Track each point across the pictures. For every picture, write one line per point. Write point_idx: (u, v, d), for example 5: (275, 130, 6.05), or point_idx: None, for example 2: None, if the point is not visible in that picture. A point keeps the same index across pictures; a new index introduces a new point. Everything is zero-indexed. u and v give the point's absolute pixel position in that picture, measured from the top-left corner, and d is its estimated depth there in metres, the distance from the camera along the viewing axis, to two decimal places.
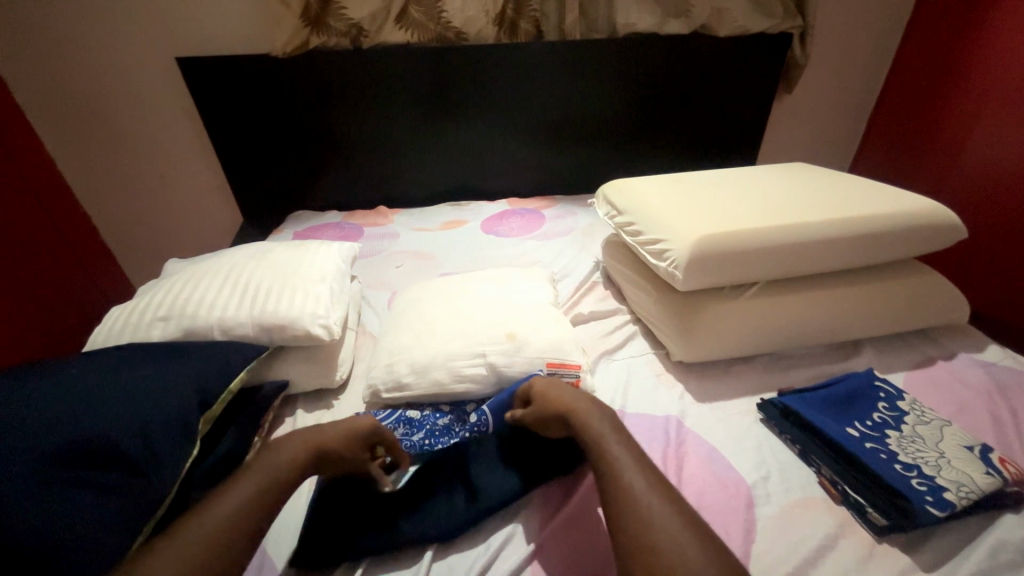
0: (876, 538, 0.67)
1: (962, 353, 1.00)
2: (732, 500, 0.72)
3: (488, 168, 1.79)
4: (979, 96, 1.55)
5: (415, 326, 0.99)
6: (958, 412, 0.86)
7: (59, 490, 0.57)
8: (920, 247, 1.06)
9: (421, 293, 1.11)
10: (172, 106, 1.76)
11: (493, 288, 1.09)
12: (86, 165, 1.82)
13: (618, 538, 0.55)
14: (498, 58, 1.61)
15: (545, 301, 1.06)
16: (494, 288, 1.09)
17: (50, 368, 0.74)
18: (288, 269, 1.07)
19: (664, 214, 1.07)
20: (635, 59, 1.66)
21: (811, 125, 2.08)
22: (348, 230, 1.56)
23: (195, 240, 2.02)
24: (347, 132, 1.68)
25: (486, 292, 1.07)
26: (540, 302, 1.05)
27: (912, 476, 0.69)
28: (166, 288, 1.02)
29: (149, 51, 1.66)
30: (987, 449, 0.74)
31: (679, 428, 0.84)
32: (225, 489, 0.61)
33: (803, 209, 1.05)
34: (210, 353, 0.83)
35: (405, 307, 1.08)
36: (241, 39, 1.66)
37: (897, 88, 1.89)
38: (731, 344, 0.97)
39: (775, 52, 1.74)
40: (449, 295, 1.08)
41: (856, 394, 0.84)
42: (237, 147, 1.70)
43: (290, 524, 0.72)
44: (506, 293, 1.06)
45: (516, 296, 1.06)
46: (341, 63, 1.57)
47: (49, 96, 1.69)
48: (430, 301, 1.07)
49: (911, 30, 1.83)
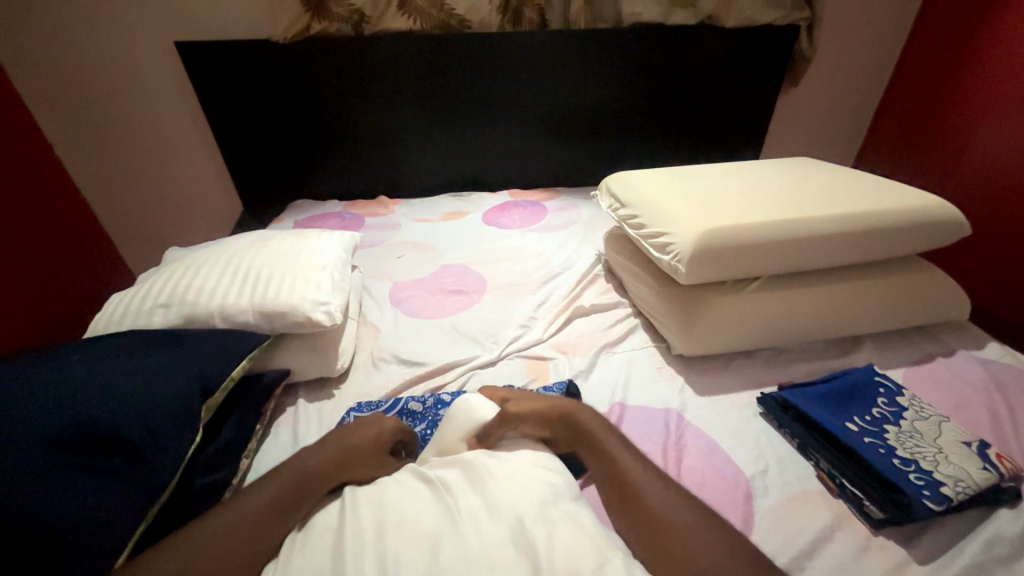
0: (872, 531, 0.68)
1: (961, 350, 1.01)
2: (731, 492, 0.73)
3: (491, 158, 1.78)
4: (987, 93, 1.54)
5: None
6: (957, 408, 0.87)
7: (63, 478, 0.58)
8: (924, 244, 1.05)
9: (395, 496, 0.61)
10: (172, 91, 1.74)
11: (537, 495, 0.61)
12: (83, 151, 1.80)
13: (640, 529, 0.60)
14: (501, 45, 1.59)
15: (614, 549, 0.55)
16: (553, 503, 0.60)
17: (50, 355, 0.74)
18: (289, 257, 1.07)
19: (667, 208, 1.07)
20: (641, 48, 1.64)
21: (816, 119, 2.06)
22: (348, 220, 1.55)
23: (194, 228, 2.01)
24: (348, 121, 1.66)
25: (526, 497, 0.60)
26: (588, 559, 0.53)
27: (910, 471, 0.70)
28: (167, 275, 1.02)
29: (148, 36, 1.64)
30: (985, 445, 0.74)
31: (679, 421, 0.85)
32: (240, 495, 0.63)
33: (806, 204, 1.05)
34: (211, 341, 0.83)
35: (336, 524, 0.59)
36: (242, 24, 1.64)
37: (904, 83, 1.87)
38: (732, 339, 0.97)
39: (782, 45, 1.72)
40: (425, 504, 0.60)
41: (856, 389, 0.84)
42: (237, 134, 1.68)
43: None
44: (549, 522, 0.58)
45: (562, 528, 0.57)
46: (342, 48, 1.55)
47: (45, 79, 1.66)
48: (379, 506, 0.60)
49: (919, 24, 1.81)
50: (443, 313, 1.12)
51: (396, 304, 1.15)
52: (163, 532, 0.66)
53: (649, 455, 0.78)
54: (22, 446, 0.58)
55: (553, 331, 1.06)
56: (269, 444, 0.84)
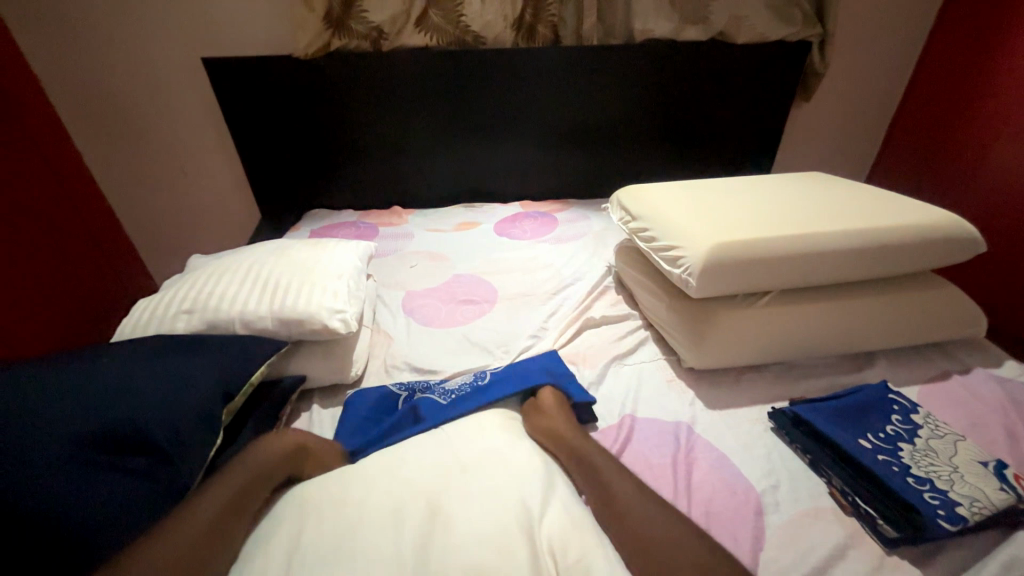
0: (886, 550, 0.67)
1: (978, 367, 0.99)
2: (741, 507, 0.73)
3: (503, 170, 1.81)
4: (1000, 109, 1.54)
5: (308, 547, 0.57)
6: (972, 427, 0.86)
7: (94, 478, 0.60)
8: (939, 260, 1.05)
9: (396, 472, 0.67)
10: (197, 104, 1.80)
11: (538, 483, 0.66)
12: (110, 160, 1.87)
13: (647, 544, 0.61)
14: (515, 61, 1.62)
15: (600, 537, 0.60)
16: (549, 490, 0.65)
17: (79, 358, 0.77)
18: (307, 266, 1.09)
19: (678, 221, 1.08)
20: (652, 63, 1.66)
21: (829, 134, 2.06)
22: (363, 229, 1.59)
23: (213, 236, 2.07)
24: (364, 133, 1.71)
25: (527, 483, 0.65)
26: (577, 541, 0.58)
27: (924, 490, 0.69)
28: (190, 281, 1.05)
29: (176, 52, 1.71)
30: (1002, 465, 0.73)
31: (689, 434, 0.85)
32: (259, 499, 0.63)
33: (818, 219, 1.05)
34: (232, 347, 0.86)
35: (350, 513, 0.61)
36: (265, 41, 1.70)
37: (918, 98, 1.86)
38: (743, 353, 0.97)
39: (794, 61, 1.73)
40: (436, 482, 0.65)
41: (869, 406, 0.84)
42: (258, 145, 1.73)
43: None
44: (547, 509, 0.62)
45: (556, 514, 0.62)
46: (361, 64, 1.60)
47: (78, 93, 1.74)
48: (392, 487, 0.64)
49: (933, 40, 1.81)
50: (455, 321, 1.14)
51: (409, 312, 1.18)
52: None
53: (659, 468, 0.79)
54: (58, 445, 0.61)
55: (563, 341, 1.07)
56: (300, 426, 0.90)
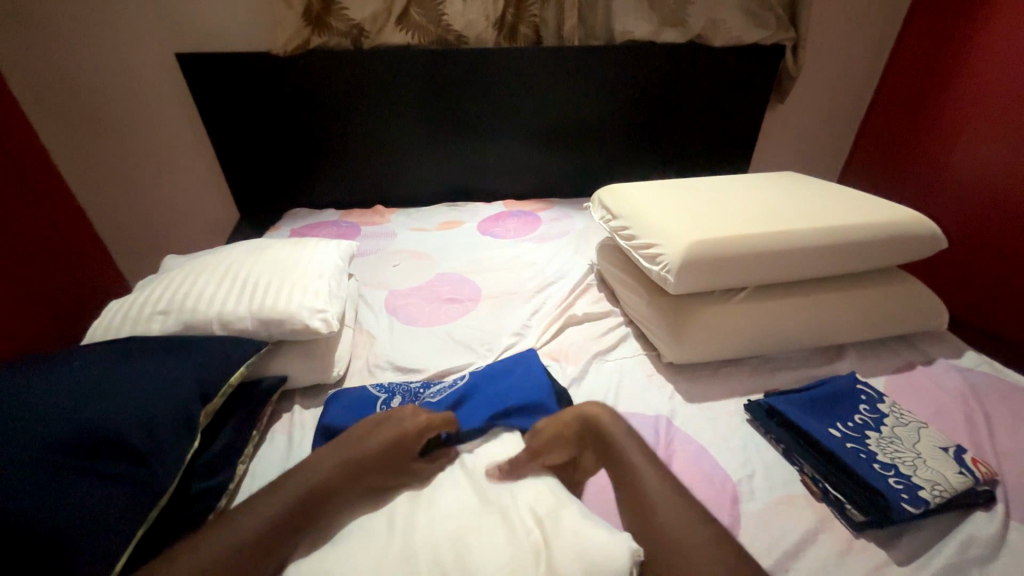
0: (854, 533, 0.70)
1: (940, 358, 1.04)
2: (719, 496, 0.75)
3: (486, 169, 1.81)
4: (961, 112, 1.61)
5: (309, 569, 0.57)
6: (935, 415, 0.90)
7: (66, 483, 0.59)
8: (902, 257, 1.09)
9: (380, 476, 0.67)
10: (170, 100, 1.76)
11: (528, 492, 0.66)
12: (79, 158, 1.81)
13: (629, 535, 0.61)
14: (497, 60, 1.63)
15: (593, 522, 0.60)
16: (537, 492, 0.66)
17: (49, 362, 0.75)
18: (287, 265, 1.08)
19: (657, 219, 1.10)
20: (631, 63, 1.69)
21: (803, 135, 2.12)
22: (344, 229, 1.57)
23: (189, 236, 2.02)
24: (345, 132, 1.69)
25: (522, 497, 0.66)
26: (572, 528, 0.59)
27: (889, 475, 0.72)
28: (165, 282, 1.03)
29: (149, 48, 1.67)
30: (961, 450, 0.77)
31: (668, 427, 0.87)
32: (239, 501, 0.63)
33: (791, 216, 1.08)
34: (210, 348, 0.84)
35: None
36: (242, 38, 1.67)
37: (886, 100, 1.94)
38: (720, 348, 1.00)
39: (768, 62, 1.78)
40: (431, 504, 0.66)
41: (839, 397, 0.87)
42: (235, 143, 1.70)
43: (273, 467, 0.81)
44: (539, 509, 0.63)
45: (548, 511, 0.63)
46: (341, 61, 1.58)
47: (43, 88, 1.68)
48: None
49: (898, 46, 1.89)
50: (438, 320, 1.14)
51: (392, 311, 1.17)
52: (161, 535, 0.66)
53: None
54: (27, 450, 0.59)
55: (546, 339, 1.08)
56: (286, 424, 0.90)
